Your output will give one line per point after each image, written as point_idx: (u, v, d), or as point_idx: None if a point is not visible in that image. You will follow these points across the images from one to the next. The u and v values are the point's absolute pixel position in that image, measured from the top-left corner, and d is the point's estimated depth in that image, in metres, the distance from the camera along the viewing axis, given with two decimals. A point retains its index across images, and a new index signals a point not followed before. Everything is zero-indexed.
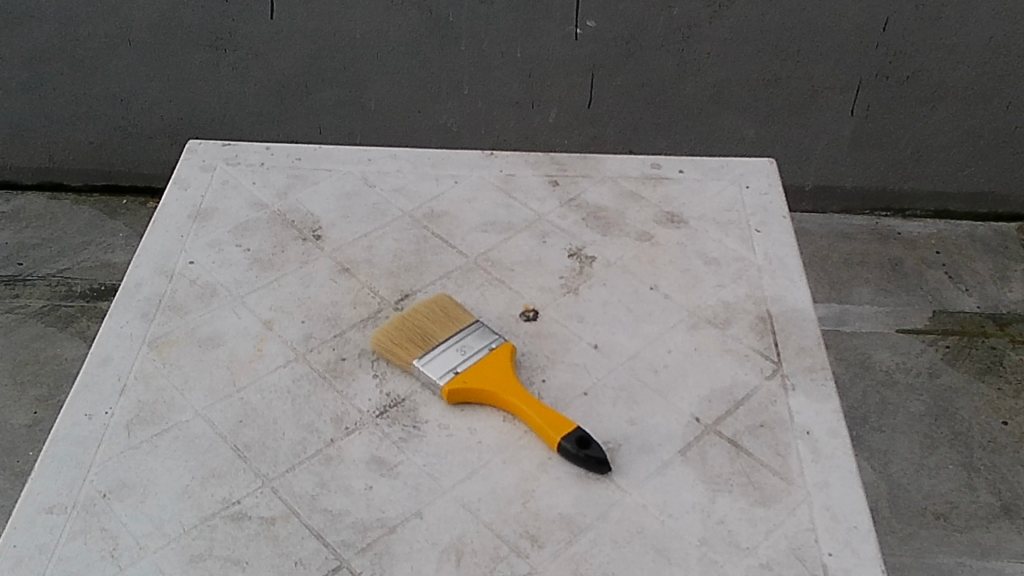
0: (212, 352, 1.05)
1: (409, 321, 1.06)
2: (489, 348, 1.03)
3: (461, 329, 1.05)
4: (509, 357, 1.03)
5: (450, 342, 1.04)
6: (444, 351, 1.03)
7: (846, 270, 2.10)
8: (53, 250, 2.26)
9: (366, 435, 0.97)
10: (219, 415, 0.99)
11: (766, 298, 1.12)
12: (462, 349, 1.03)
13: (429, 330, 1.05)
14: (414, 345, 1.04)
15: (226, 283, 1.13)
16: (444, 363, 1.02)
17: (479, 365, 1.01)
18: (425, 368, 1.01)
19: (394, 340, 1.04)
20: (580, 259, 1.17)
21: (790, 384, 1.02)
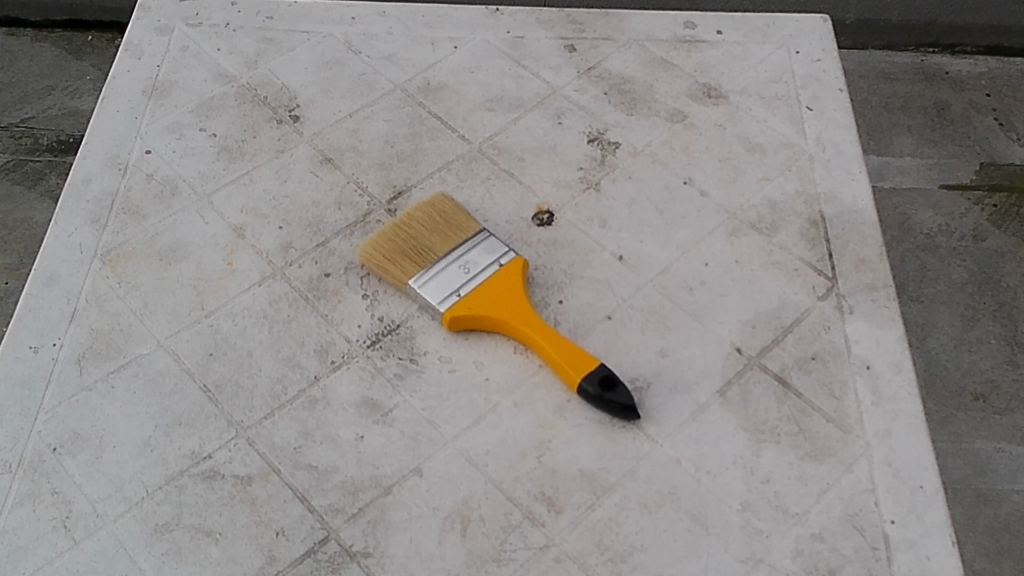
0: (174, 266, 0.91)
1: (403, 230, 0.90)
2: (498, 265, 0.88)
3: (465, 241, 0.90)
4: (521, 275, 0.88)
5: (452, 257, 0.89)
6: (445, 270, 0.88)
7: (885, 123, 1.90)
8: (15, 96, 2.06)
9: (356, 372, 0.84)
10: (185, 347, 0.85)
11: (820, 195, 0.95)
12: (466, 266, 0.88)
13: (427, 241, 0.89)
14: (410, 261, 0.89)
15: (189, 178, 0.97)
16: (445, 284, 0.87)
17: (486, 287, 0.87)
18: (424, 290, 0.87)
19: (386, 254, 0.89)
20: (602, 145, 1.00)
21: (847, 306, 0.88)
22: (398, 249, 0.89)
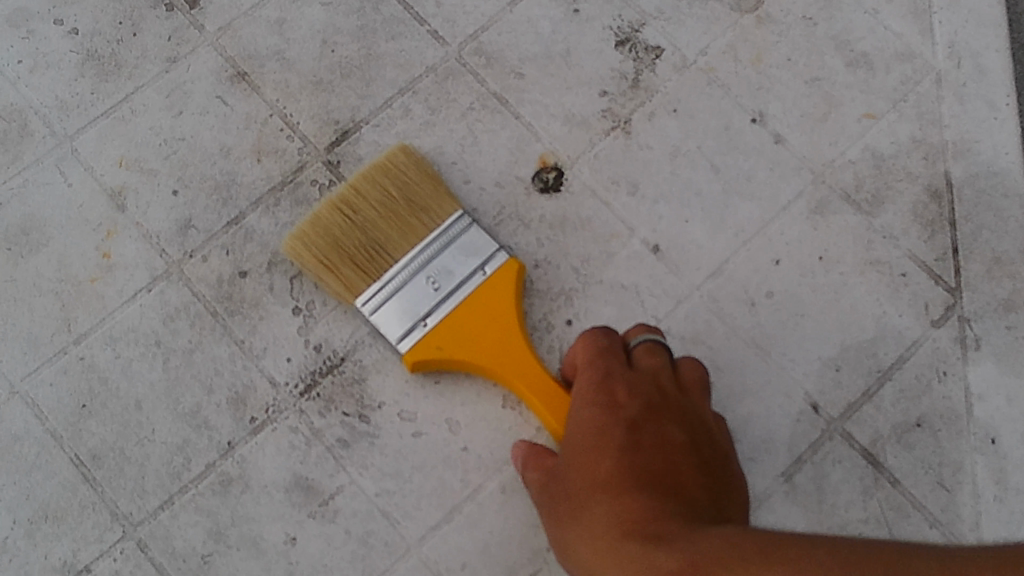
0: (30, 261, 0.65)
1: (348, 214, 0.59)
2: (483, 276, 0.59)
3: (434, 233, 0.59)
4: (516, 289, 0.59)
5: (417, 261, 0.59)
6: (407, 282, 0.58)
7: None
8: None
9: (284, 436, 0.61)
10: (50, 394, 0.62)
11: (947, 146, 0.66)
12: (437, 277, 0.58)
13: (385, 236, 0.59)
14: (362, 267, 0.58)
15: (44, 109, 0.68)
16: (406, 308, 0.58)
17: (465, 313, 0.58)
18: (377, 316, 0.58)
19: (323, 254, 0.59)
20: (635, 52, 0.69)
21: (972, 338, 0.62)
22: (341, 249, 0.59)
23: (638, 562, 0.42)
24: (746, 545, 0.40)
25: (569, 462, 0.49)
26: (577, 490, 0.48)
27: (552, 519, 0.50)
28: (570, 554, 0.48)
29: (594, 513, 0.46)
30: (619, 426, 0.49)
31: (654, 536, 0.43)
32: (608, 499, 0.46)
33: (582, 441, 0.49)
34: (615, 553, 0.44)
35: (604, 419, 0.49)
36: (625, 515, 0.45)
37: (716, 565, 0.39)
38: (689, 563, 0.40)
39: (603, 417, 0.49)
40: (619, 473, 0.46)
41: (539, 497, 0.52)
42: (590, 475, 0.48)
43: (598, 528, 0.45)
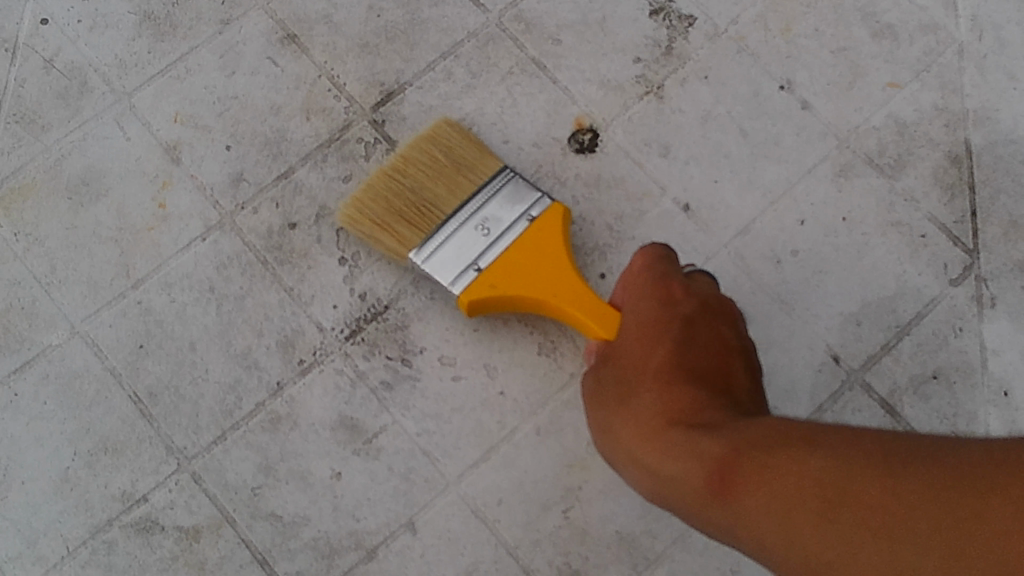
0: (89, 209, 0.68)
1: (401, 178, 0.62)
2: (529, 220, 0.60)
3: (481, 189, 0.62)
4: (564, 231, 0.60)
5: (468, 214, 0.61)
6: (458, 232, 0.60)
7: None
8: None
9: (330, 377, 0.64)
10: (109, 334, 0.65)
11: (967, 114, 0.69)
12: (486, 224, 0.60)
13: (435, 194, 0.61)
14: (415, 225, 0.61)
15: (103, 67, 0.71)
16: (458, 254, 0.60)
17: (514, 254, 0.59)
18: (430, 265, 0.60)
19: (379, 217, 0.61)
20: (668, 20, 0.72)
21: (988, 296, 0.65)
22: (393, 209, 0.61)
23: (681, 443, 0.47)
24: (790, 433, 0.43)
25: (621, 351, 0.53)
26: (626, 377, 0.52)
27: (597, 402, 0.54)
28: (613, 433, 0.52)
29: (642, 398, 0.50)
30: (675, 323, 0.52)
31: (702, 423, 0.47)
32: (659, 387, 0.50)
33: (637, 333, 0.53)
34: (659, 433, 0.48)
35: (656, 315, 0.53)
36: (675, 402, 0.49)
37: (761, 452, 0.43)
38: (735, 446, 0.44)
39: (659, 313, 0.53)
40: (675, 367, 0.50)
41: (585, 385, 0.56)
42: (643, 365, 0.52)
43: (646, 411, 0.49)
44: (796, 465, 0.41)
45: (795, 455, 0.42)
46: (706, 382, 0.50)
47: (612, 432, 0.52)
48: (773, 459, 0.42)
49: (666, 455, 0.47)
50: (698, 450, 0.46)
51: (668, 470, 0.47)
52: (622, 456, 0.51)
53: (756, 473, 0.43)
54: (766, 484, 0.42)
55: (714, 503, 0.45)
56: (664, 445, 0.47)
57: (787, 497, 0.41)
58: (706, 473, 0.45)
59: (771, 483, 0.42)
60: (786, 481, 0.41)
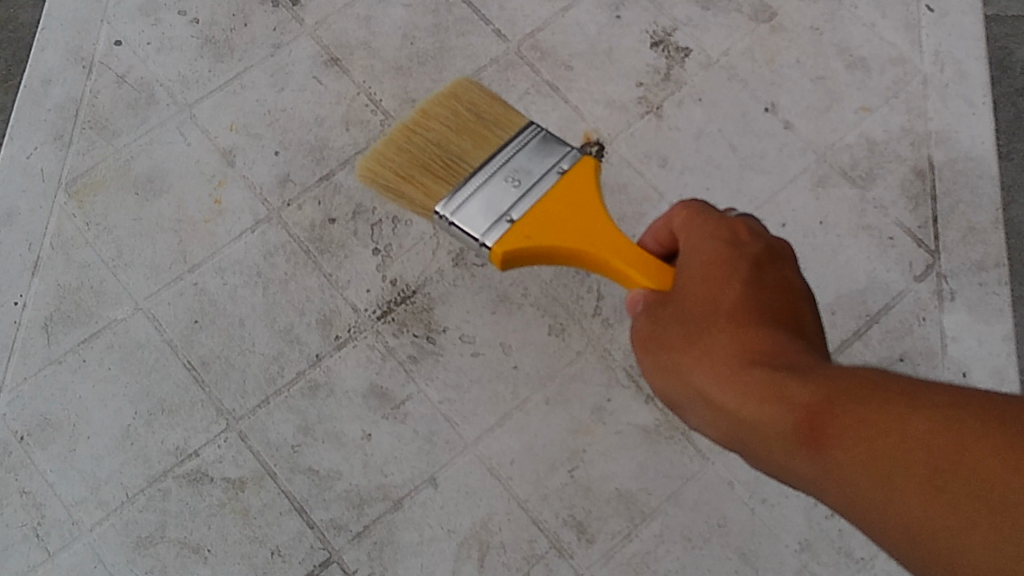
0: (153, 203, 0.77)
1: (420, 133, 0.61)
2: (561, 173, 0.58)
3: (508, 144, 0.60)
4: (596, 183, 0.58)
5: (496, 164, 0.59)
6: (485, 184, 0.59)
7: None
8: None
9: (363, 351, 0.73)
10: (167, 311, 0.74)
11: (931, 135, 0.78)
12: (516, 176, 0.59)
13: (458, 148, 0.60)
14: (437, 178, 0.60)
15: (169, 82, 0.81)
16: (485, 208, 0.58)
17: (547, 207, 0.57)
18: (459, 217, 0.58)
19: (403, 170, 0.61)
20: (667, 51, 0.82)
21: (948, 291, 0.73)
22: (421, 163, 0.60)
23: (762, 384, 0.43)
24: (881, 381, 0.40)
25: (682, 291, 0.50)
26: (692, 319, 0.48)
27: (653, 337, 0.50)
28: (676, 371, 0.48)
29: (713, 338, 0.46)
30: (744, 261, 0.49)
31: (784, 364, 0.43)
32: (734, 327, 0.46)
33: (702, 272, 0.49)
34: (733, 373, 0.45)
35: (735, 271, 0.48)
36: (751, 340, 0.45)
37: (853, 395, 0.40)
38: (822, 392, 0.41)
39: (726, 252, 0.49)
40: (748, 308, 0.46)
41: (634, 317, 0.52)
42: (712, 303, 0.48)
43: (716, 347, 0.46)
44: (894, 411, 0.38)
45: (890, 403, 0.39)
46: (781, 321, 0.46)
47: (673, 368, 0.48)
48: (872, 407, 0.39)
49: (743, 395, 0.44)
50: (780, 390, 0.42)
51: (739, 406, 0.44)
52: (682, 389, 0.48)
53: (844, 413, 0.40)
54: (856, 428, 0.39)
55: (791, 438, 0.42)
56: (739, 383, 0.44)
57: (875, 442, 0.38)
58: (788, 411, 0.42)
59: (861, 421, 0.39)
60: (879, 427, 0.38)
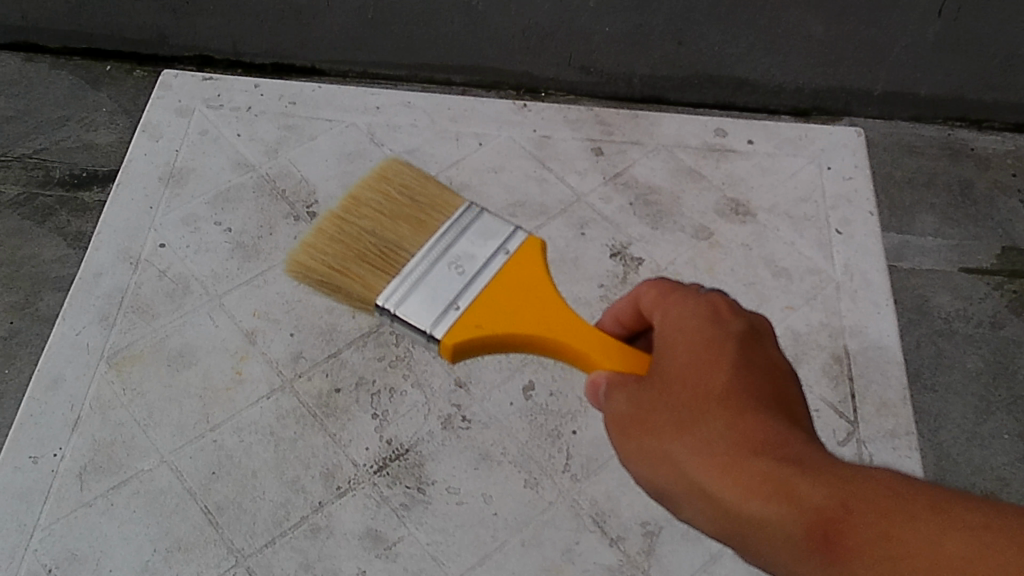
0: (183, 374, 0.88)
1: (350, 225, 0.73)
2: (507, 254, 0.69)
3: (447, 236, 0.71)
4: (538, 266, 0.69)
5: (426, 254, 0.70)
6: (422, 275, 0.69)
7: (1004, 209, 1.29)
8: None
9: (361, 499, 0.82)
10: (189, 463, 0.84)
11: (845, 329, 0.93)
12: (460, 263, 0.69)
13: (381, 234, 0.72)
14: (366, 264, 0.71)
15: (203, 277, 0.95)
16: (429, 296, 0.67)
17: (492, 290, 0.67)
18: (410, 304, 0.68)
19: (340, 262, 0.71)
20: (624, 260, 0.98)
21: (867, 453, 0.86)
22: (360, 254, 0.71)
23: (765, 475, 0.48)
24: (886, 483, 0.46)
25: (677, 376, 0.55)
26: (688, 406, 0.54)
27: (643, 427, 0.55)
28: (668, 458, 0.53)
29: (712, 422, 0.52)
30: (732, 346, 0.55)
31: (783, 455, 0.49)
32: (730, 415, 0.52)
33: (698, 359, 0.55)
34: (736, 459, 0.50)
35: (722, 361, 0.54)
36: (748, 429, 0.50)
37: (863, 496, 0.45)
38: (830, 490, 0.46)
39: (716, 336, 0.56)
40: (739, 395, 0.52)
41: (617, 404, 0.58)
42: (708, 387, 0.53)
43: (716, 437, 0.51)
44: (896, 522, 0.43)
45: (912, 509, 0.43)
46: (771, 404, 0.52)
47: (666, 455, 0.53)
48: (871, 513, 0.44)
49: (746, 485, 0.49)
50: (787, 485, 0.47)
51: (740, 497, 0.49)
52: (673, 477, 0.53)
53: (858, 517, 0.45)
54: (873, 533, 0.44)
55: (797, 536, 0.47)
56: (742, 472, 0.49)
57: (893, 548, 0.43)
58: (795, 506, 0.47)
59: (873, 521, 0.44)
60: (898, 535, 0.43)
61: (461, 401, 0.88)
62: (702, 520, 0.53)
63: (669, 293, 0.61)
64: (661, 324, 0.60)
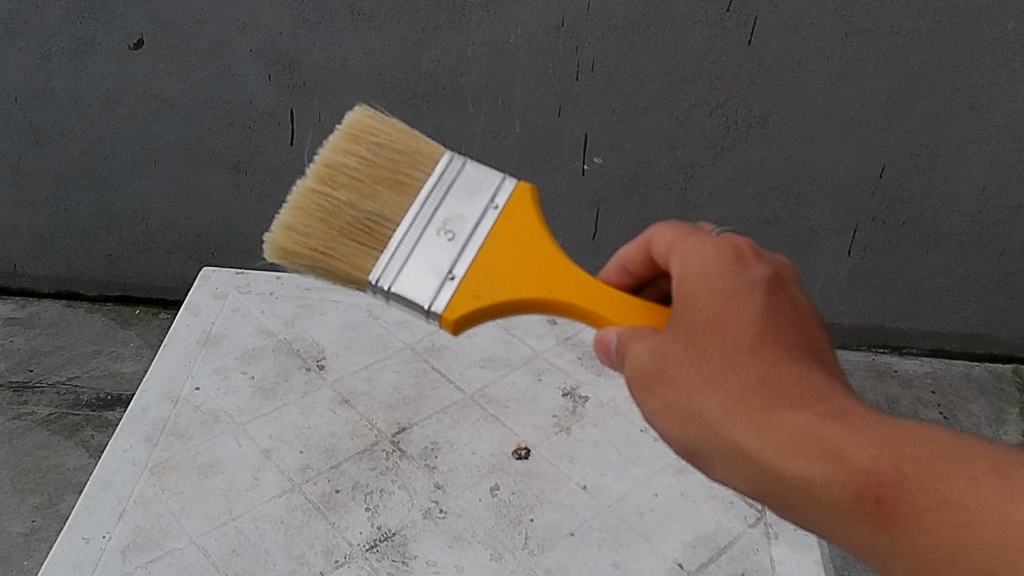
0: (211, 478, 1.08)
1: (329, 196, 0.84)
2: (496, 210, 0.82)
3: (433, 200, 0.83)
4: (524, 224, 0.82)
5: (411, 224, 0.82)
6: (410, 249, 0.81)
7: None
8: (24, 347, 2.06)
9: (354, 569, 0.99)
10: (213, 543, 1.01)
11: None
12: (451, 231, 0.81)
13: (361, 207, 0.84)
14: (352, 242, 0.83)
15: (230, 411, 1.17)
16: (428, 269, 0.80)
17: (484, 258, 0.80)
18: (409, 279, 0.80)
19: (324, 239, 0.83)
20: (573, 397, 1.22)
21: (772, 533, 1.05)
22: (345, 230, 0.83)
23: (805, 426, 0.58)
24: (927, 443, 0.54)
25: (704, 323, 0.65)
26: (721, 357, 0.63)
27: (675, 386, 0.65)
28: (702, 415, 0.63)
29: (745, 372, 0.62)
30: (753, 294, 0.66)
31: (816, 414, 0.59)
32: (761, 367, 0.62)
33: (724, 306, 0.65)
34: (773, 411, 0.60)
35: (746, 317, 0.64)
36: (780, 389, 0.61)
37: (908, 456, 0.54)
38: (870, 448, 0.55)
39: (741, 287, 0.66)
40: (766, 353, 0.62)
41: (641, 360, 0.68)
42: (737, 337, 0.63)
43: (750, 396, 0.61)
44: (940, 475, 0.52)
45: (970, 472, 0.51)
46: (793, 354, 0.63)
47: (699, 409, 0.63)
48: (911, 464, 0.54)
49: (783, 439, 0.59)
50: (828, 444, 0.57)
51: (779, 454, 0.59)
52: (707, 432, 0.63)
53: (909, 479, 0.53)
54: (920, 492, 0.52)
55: (841, 494, 0.56)
56: (780, 430, 0.59)
57: (942, 504, 0.51)
58: (840, 464, 0.56)
59: (922, 481, 0.53)
60: (948, 495, 0.51)
61: (439, 498, 1.07)
62: (734, 474, 0.63)
63: (683, 239, 0.74)
64: (683, 271, 0.70)
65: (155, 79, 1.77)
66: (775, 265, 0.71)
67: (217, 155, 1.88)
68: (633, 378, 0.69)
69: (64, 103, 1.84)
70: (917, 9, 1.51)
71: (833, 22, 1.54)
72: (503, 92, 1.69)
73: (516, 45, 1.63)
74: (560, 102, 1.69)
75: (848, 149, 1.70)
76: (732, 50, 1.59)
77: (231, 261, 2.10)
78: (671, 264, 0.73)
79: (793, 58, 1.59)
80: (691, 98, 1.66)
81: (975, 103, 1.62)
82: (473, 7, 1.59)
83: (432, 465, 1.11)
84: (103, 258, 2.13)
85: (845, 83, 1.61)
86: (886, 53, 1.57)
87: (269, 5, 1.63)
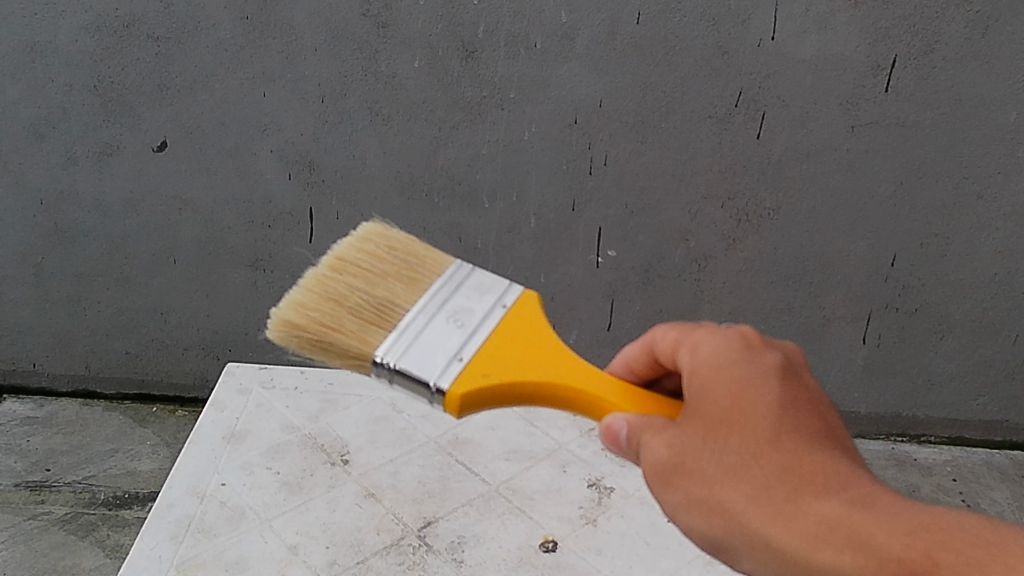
0: None
1: (340, 281, 0.87)
2: (504, 308, 0.84)
3: (444, 295, 0.86)
4: (527, 319, 0.84)
5: (421, 309, 0.84)
6: (417, 332, 0.82)
7: None
8: (41, 446, 2.06)
9: None
10: None
11: None
12: (460, 320, 0.83)
13: (370, 293, 0.86)
14: (361, 319, 0.84)
15: (256, 507, 1.17)
16: (432, 353, 0.80)
17: (486, 348, 0.81)
18: (414, 357, 0.80)
19: (331, 315, 0.84)
20: (599, 488, 1.22)
21: None
22: (353, 308, 0.85)
23: (833, 517, 0.59)
24: (958, 531, 0.55)
25: (720, 409, 0.67)
26: (743, 446, 0.64)
27: (694, 478, 0.65)
28: (724, 508, 0.63)
29: (768, 463, 0.63)
30: (770, 381, 0.68)
31: (843, 501, 0.60)
32: (784, 458, 0.63)
33: (739, 393, 0.67)
34: (799, 503, 0.61)
35: (764, 403, 0.66)
36: (802, 478, 0.62)
37: (941, 545, 0.54)
38: (901, 535, 0.56)
39: (756, 374, 0.69)
40: (787, 442, 0.64)
41: (655, 452, 0.68)
42: (757, 424, 0.65)
43: (774, 485, 0.62)
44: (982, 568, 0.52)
45: (1003, 558, 0.52)
46: (814, 441, 0.64)
47: (723, 503, 0.63)
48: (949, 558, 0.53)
49: (814, 533, 0.59)
50: (856, 533, 0.57)
51: (807, 544, 0.59)
52: (730, 527, 0.63)
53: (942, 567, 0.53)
54: None
55: None
56: (808, 523, 0.60)
57: None
58: (870, 554, 0.56)
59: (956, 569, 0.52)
60: None
61: None
62: (760, 565, 0.63)
63: (689, 334, 0.77)
64: (694, 362, 0.73)
65: (178, 181, 1.81)
66: (782, 351, 0.74)
67: (237, 252, 1.91)
68: (649, 470, 0.69)
69: (88, 205, 1.87)
70: (920, 102, 1.56)
71: (838, 116, 1.58)
72: (518, 188, 1.72)
73: (529, 143, 1.67)
74: (573, 197, 1.72)
75: (859, 238, 1.72)
76: (741, 145, 1.63)
77: (248, 356, 2.11)
78: (679, 356, 0.75)
79: (801, 151, 1.62)
80: (702, 191, 1.69)
81: (982, 192, 1.65)
82: (488, 105, 1.64)
83: (459, 559, 1.11)
84: (122, 355, 2.14)
85: (853, 175, 1.64)
86: (893, 144, 1.60)
87: (291, 107, 1.68)
